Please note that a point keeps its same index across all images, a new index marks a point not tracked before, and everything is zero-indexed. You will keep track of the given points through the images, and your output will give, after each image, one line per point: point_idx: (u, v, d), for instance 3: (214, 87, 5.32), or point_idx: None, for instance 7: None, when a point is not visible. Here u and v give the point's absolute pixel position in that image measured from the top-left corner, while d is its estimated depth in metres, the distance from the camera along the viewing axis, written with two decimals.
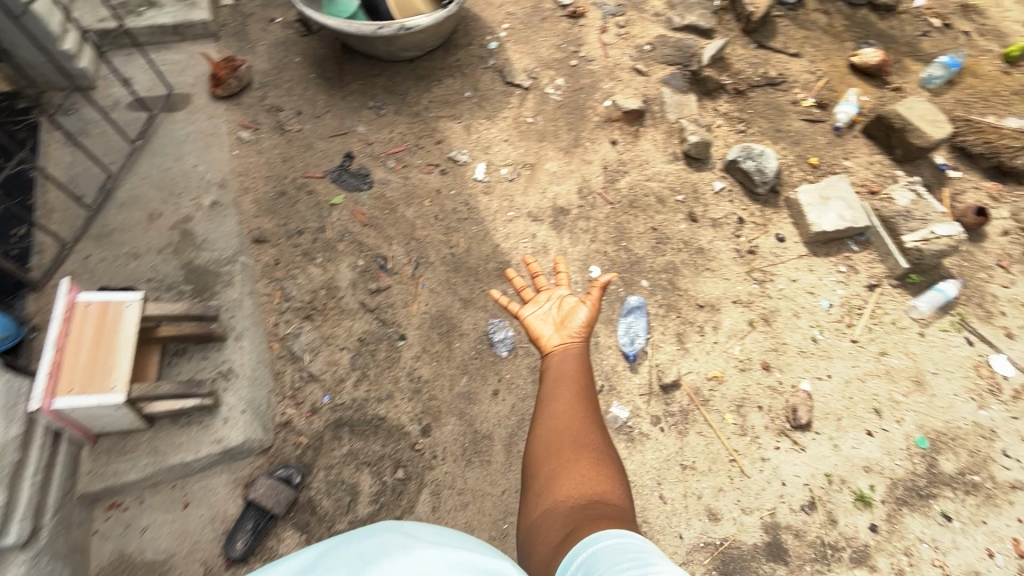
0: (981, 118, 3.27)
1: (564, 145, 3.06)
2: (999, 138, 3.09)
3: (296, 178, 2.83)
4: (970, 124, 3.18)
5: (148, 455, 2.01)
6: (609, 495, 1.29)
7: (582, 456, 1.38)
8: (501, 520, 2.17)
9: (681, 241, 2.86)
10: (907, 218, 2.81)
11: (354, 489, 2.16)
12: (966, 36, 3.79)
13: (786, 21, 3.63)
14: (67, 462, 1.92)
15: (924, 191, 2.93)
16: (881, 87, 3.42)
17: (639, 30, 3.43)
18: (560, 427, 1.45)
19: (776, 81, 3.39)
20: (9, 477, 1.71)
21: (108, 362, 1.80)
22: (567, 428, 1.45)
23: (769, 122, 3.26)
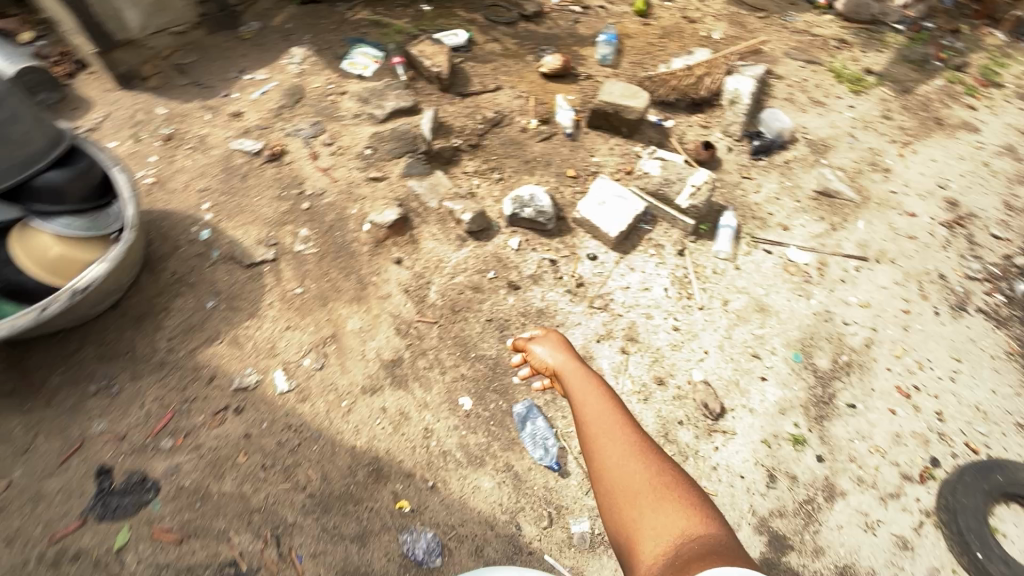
0: (657, 71, 3.77)
1: (352, 294, 2.69)
2: (679, 82, 3.59)
3: (43, 552, 1.98)
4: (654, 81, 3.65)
5: None
6: (696, 531, 1.14)
7: (647, 494, 1.24)
8: None
9: (519, 314, 2.74)
10: (669, 184, 3.07)
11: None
12: (603, 9, 4.34)
13: (470, 63, 3.71)
14: None
15: (664, 154, 3.26)
16: (576, 82, 3.72)
17: (349, 138, 3.17)
18: (610, 470, 1.33)
19: (497, 121, 3.47)
20: None
21: None
22: (615, 472, 1.32)
23: (516, 160, 3.33)
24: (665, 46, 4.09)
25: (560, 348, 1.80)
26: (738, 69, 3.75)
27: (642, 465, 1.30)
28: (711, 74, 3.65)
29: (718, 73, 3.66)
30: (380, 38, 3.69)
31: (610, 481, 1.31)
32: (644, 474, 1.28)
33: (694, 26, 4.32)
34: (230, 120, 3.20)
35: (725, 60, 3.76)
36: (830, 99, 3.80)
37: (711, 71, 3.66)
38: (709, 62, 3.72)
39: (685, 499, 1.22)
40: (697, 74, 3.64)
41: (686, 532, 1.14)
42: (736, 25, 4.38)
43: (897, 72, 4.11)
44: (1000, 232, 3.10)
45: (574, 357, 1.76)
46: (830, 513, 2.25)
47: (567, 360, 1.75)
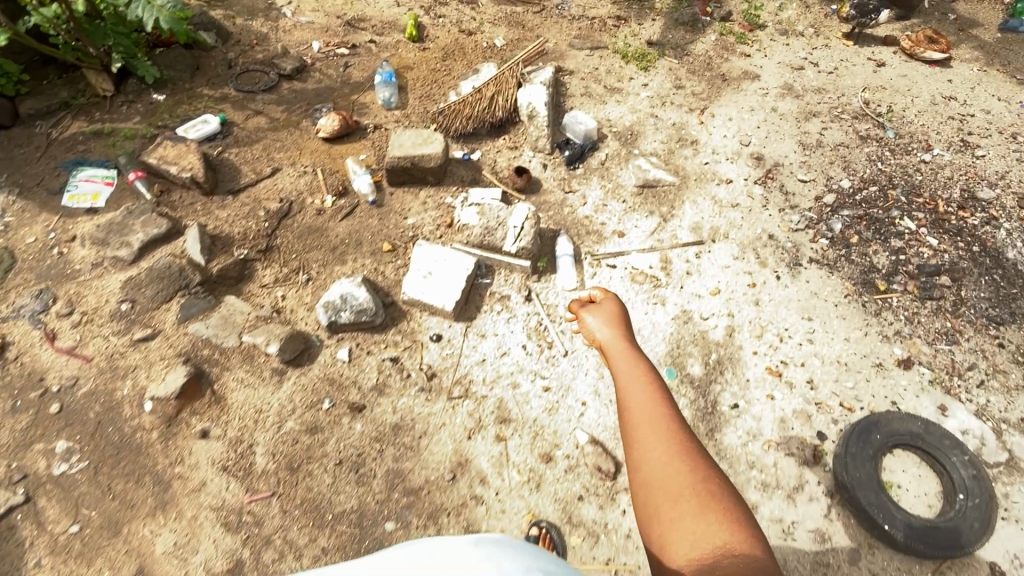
0: (448, 101, 3.47)
1: (152, 503, 2.09)
2: (472, 111, 3.33)
3: None
4: (447, 116, 3.36)
5: None
6: (731, 543, 1.25)
7: (684, 497, 1.36)
8: None
9: (373, 439, 2.31)
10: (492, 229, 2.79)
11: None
12: (374, 43, 3.93)
13: (233, 150, 3.14)
14: None
15: (479, 196, 2.97)
16: (365, 137, 3.32)
17: (94, 296, 2.48)
18: (650, 461, 1.45)
19: (285, 210, 2.96)
20: None
21: None
22: (655, 463, 1.44)
23: (320, 250, 2.87)
24: (450, 71, 3.81)
25: (612, 320, 1.93)
26: (527, 77, 3.56)
27: (681, 467, 1.40)
28: (502, 91, 3.42)
29: (509, 87, 3.43)
30: (106, 152, 2.98)
31: (651, 471, 1.44)
32: (691, 489, 1.36)
33: (473, 40, 4.08)
34: None
35: (512, 72, 3.55)
36: (624, 83, 3.75)
37: (501, 88, 3.43)
38: (497, 79, 3.48)
39: (723, 506, 1.33)
40: (487, 96, 3.39)
41: (721, 541, 1.26)
42: (515, 29, 4.21)
43: (676, 37, 4.18)
44: (805, 174, 3.22)
45: (625, 338, 1.85)
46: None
47: (619, 340, 1.85)
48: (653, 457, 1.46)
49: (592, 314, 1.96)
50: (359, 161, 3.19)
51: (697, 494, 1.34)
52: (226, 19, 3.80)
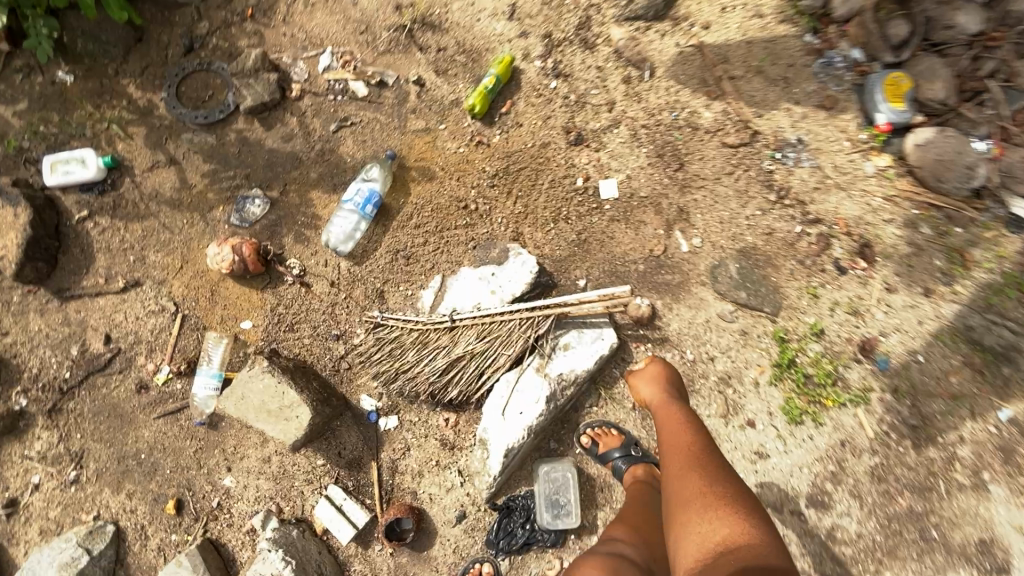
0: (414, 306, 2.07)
1: None
2: (416, 360, 1.92)
3: None
4: (382, 337, 1.99)
5: None
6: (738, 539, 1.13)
7: (691, 499, 1.27)
8: None
9: None
10: None
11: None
12: (413, 93, 2.31)
13: (105, 219, 2.17)
14: None
15: (301, 542, 1.87)
16: (271, 289, 2.13)
17: None
18: (671, 479, 1.38)
19: (102, 363, 2.08)
20: None
21: None
22: (676, 477, 1.36)
23: (108, 446, 2.05)
24: (480, 217, 2.19)
25: (660, 377, 1.78)
26: (552, 339, 1.90)
27: (691, 473, 1.32)
28: (485, 354, 1.89)
29: (501, 354, 1.88)
30: None
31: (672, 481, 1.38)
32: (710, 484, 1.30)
33: (568, 163, 2.26)
34: None
35: (535, 318, 1.88)
36: (722, 427, 1.96)
37: (488, 346, 1.89)
38: (496, 323, 1.89)
39: (727, 498, 1.24)
40: (457, 349, 1.90)
41: (726, 537, 1.15)
42: (657, 170, 2.24)
43: (931, 365, 1.98)
44: None
45: (670, 388, 1.73)
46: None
47: (660, 390, 1.73)
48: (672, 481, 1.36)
49: (636, 375, 1.83)
50: (234, 335, 2.10)
51: (704, 494, 1.26)
52: None
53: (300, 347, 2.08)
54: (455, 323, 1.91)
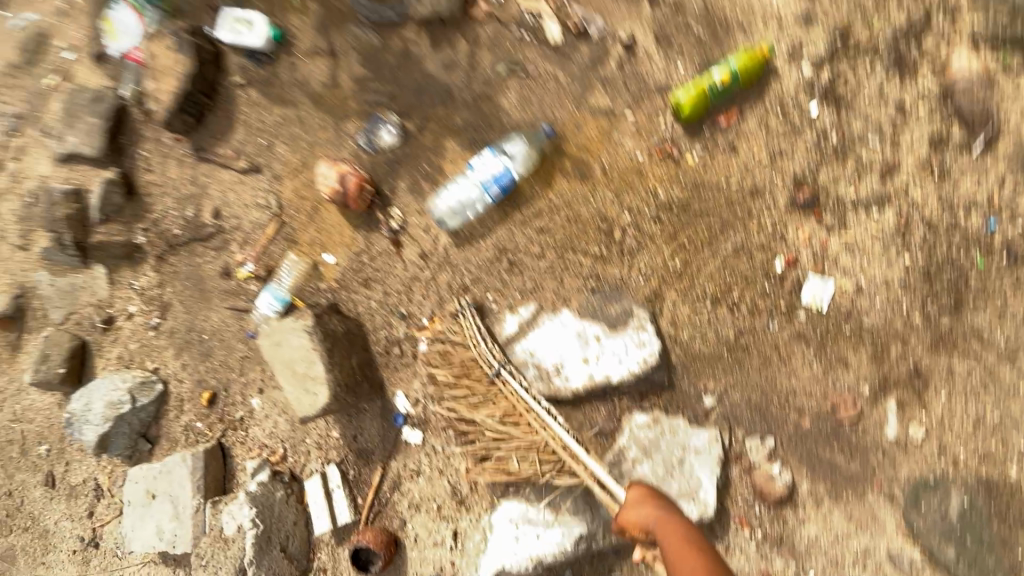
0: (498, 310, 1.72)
1: None
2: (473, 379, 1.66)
3: None
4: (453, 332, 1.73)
5: None
6: None
7: None
8: None
9: (33, 513, 2.22)
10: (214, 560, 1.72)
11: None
12: (614, 59, 1.74)
13: (252, 92, 2.04)
14: None
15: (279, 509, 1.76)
16: (364, 233, 1.88)
17: (29, 163, 2.28)
18: None
19: (205, 234, 2.08)
20: None
21: None
22: None
23: (184, 313, 2.10)
24: (619, 254, 1.64)
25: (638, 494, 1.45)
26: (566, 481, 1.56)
27: None
28: (500, 440, 1.62)
29: (511, 457, 1.61)
30: None
31: None
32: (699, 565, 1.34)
33: (775, 232, 1.56)
34: None
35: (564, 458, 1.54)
36: None
37: (504, 437, 1.61)
38: (529, 424, 1.58)
39: None
40: (486, 409, 1.64)
41: None
42: (909, 301, 1.45)
43: None
44: None
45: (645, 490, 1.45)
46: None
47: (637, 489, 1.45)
48: None
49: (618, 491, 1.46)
50: (314, 264, 1.93)
51: None
52: None
53: (364, 309, 1.84)
54: (498, 378, 1.61)
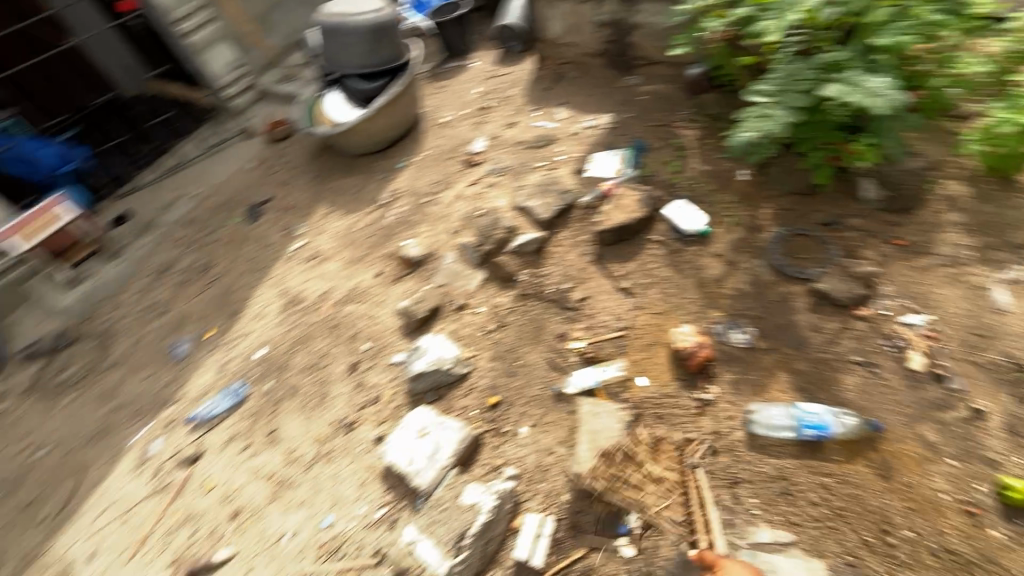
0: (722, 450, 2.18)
1: (353, 256, 3.50)
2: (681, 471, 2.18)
3: (237, 200, 4.32)
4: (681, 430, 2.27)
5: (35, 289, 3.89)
6: None
7: None
8: (73, 435, 3.15)
9: (325, 376, 2.99)
10: (438, 509, 2.15)
11: (42, 365, 3.60)
12: (958, 412, 2.06)
13: (660, 250, 2.84)
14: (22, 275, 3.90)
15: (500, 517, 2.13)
16: (681, 385, 2.37)
17: (493, 194, 3.37)
18: None
19: (566, 304, 2.82)
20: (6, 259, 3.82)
21: (44, 228, 3.70)
22: None
23: (514, 338, 2.81)
24: (883, 554, 1.91)
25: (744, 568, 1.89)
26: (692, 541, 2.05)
27: None
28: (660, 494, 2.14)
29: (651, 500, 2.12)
30: (653, 163, 3.18)
31: None
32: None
33: None
34: (505, 123, 3.86)
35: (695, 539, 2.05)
36: None
37: (654, 497, 2.13)
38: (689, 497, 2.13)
39: None
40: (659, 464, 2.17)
41: None
42: None
43: None
44: None
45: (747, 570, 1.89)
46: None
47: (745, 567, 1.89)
48: None
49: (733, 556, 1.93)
50: (629, 377, 2.48)
51: None
52: (947, 203, 2.50)
53: (646, 434, 2.29)
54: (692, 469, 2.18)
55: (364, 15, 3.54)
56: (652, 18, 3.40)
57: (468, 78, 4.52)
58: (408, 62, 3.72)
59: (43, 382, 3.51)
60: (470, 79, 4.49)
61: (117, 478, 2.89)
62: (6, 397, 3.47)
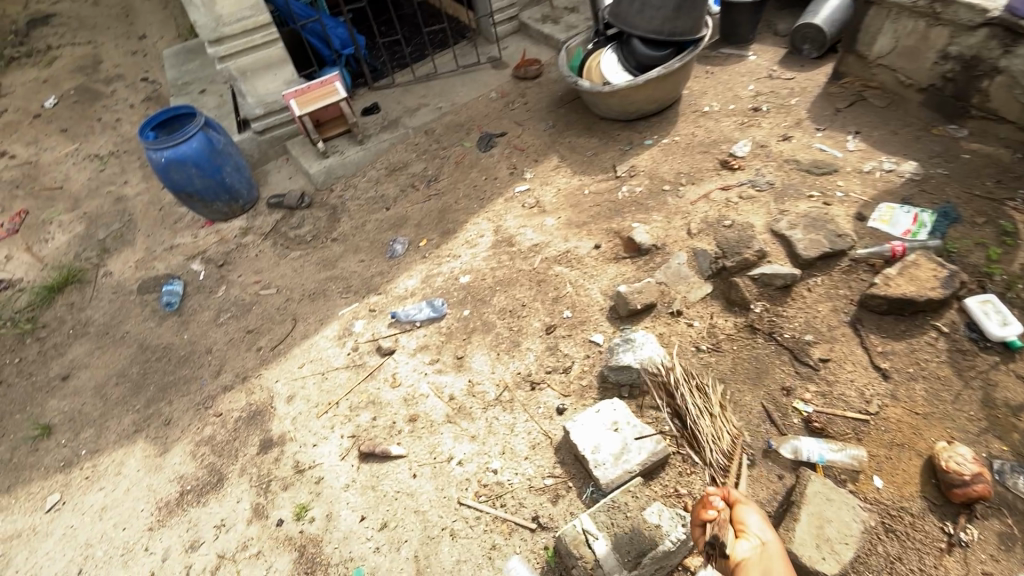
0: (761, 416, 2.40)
1: (574, 219, 3.44)
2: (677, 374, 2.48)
3: (474, 125, 4.44)
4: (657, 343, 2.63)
5: (293, 149, 4.38)
6: None
7: None
8: (294, 287, 3.57)
9: (520, 327, 3.02)
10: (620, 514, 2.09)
11: (283, 216, 4.09)
12: None
13: (941, 343, 2.40)
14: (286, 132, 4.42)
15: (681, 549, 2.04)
16: (928, 509, 2.03)
17: (747, 208, 3.06)
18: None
19: (801, 358, 2.52)
20: (281, 115, 4.32)
21: (317, 100, 4.11)
22: None
23: (729, 369, 2.60)
24: None
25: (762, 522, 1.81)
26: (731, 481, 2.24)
27: None
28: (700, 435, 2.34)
29: (707, 429, 2.32)
30: (963, 238, 2.65)
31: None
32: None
33: None
34: (778, 134, 3.46)
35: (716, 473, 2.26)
36: None
37: (844, 535, 1.94)
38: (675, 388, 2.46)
39: None
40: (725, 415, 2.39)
41: None
42: None
43: None
44: None
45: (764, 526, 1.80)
46: (235, 490, 2.64)
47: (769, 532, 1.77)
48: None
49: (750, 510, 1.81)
50: (862, 471, 2.17)
51: None
52: None
53: (870, 544, 2.00)
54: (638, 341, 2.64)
55: None
56: None
57: (743, 71, 4.11)
58: (700, 39, 3.44)
59: (279, 231, 3.98)
60: (745, 73, 4.09)
61: (322, 340, 3.22)
62: (251, 233, 4.01)
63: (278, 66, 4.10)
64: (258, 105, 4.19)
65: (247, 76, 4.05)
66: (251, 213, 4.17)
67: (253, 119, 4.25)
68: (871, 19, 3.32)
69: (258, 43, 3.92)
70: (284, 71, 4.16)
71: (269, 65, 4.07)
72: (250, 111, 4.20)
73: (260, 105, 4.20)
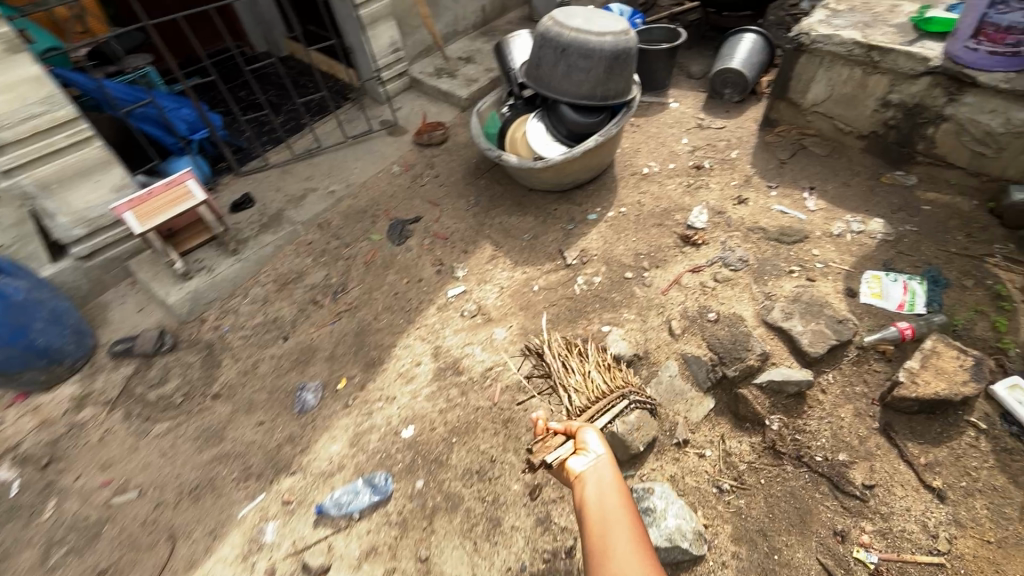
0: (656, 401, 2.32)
1: (529, 327, 2.84)
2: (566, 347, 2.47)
3: (379, 209, 3.68)
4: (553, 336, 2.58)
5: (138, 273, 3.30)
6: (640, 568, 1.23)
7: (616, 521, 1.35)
8: (163, 483, 2.55)
9: (496, 493, 2.33)
10: None
11: (136, 371, 3.02)
12: None
13: (982, 443, 2.11)
14: (121, 252, 3.34)
15: None
16: None
17: (727, 294, 2.65)
18: (605, 502, 1.41)
19: (843, 487, 2.11)
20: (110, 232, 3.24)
21: (162, 210, 3.08)
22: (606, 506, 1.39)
23: (765, 515, 2.12)
24: None
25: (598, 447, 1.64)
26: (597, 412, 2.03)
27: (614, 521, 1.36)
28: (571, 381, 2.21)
29: (572, 378, 2.21)
30: (961, 306, 2.43)
31: (603, 503, 1.41)
32: (619, 511, 1.39)
33: None
34: (731, 196, 3.13)
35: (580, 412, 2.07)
36: None
37: None
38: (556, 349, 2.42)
39: (622, 522, 1.34)
40: (603, 372, 2.26)
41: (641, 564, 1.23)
42: None
43: None
44: None
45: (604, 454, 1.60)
46: None
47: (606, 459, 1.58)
48: (603, 502, 1.41)
49: (586, 433, 1.67)
50: None
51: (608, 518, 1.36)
52: None
53: None
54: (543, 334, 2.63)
55: (608, 37, 2.79)
56: (979, 115, 2.61)
57: (670, 121, 3.80)
58: (631, 100, 3.02)
59: (132, 395, 2.91)
60: (672, 124, 3.77)
61: (217, 566, 2.27)
62: (90, 403, 2.89)
63: (96, 171, 3.04)
64: (72, 224, 3.08)
65: (51, 190, 2.93)
66: (86, 371, 3.04)
67: (69, 244, 3.12)
68: (803, 67, 3.11)
69: (60, 147, 2.85)
70: (107, 175, 3.09)
71: (81, 172, 2.99)
72: (63, 235, 3.07)
73: (77, 224, 3.09)
